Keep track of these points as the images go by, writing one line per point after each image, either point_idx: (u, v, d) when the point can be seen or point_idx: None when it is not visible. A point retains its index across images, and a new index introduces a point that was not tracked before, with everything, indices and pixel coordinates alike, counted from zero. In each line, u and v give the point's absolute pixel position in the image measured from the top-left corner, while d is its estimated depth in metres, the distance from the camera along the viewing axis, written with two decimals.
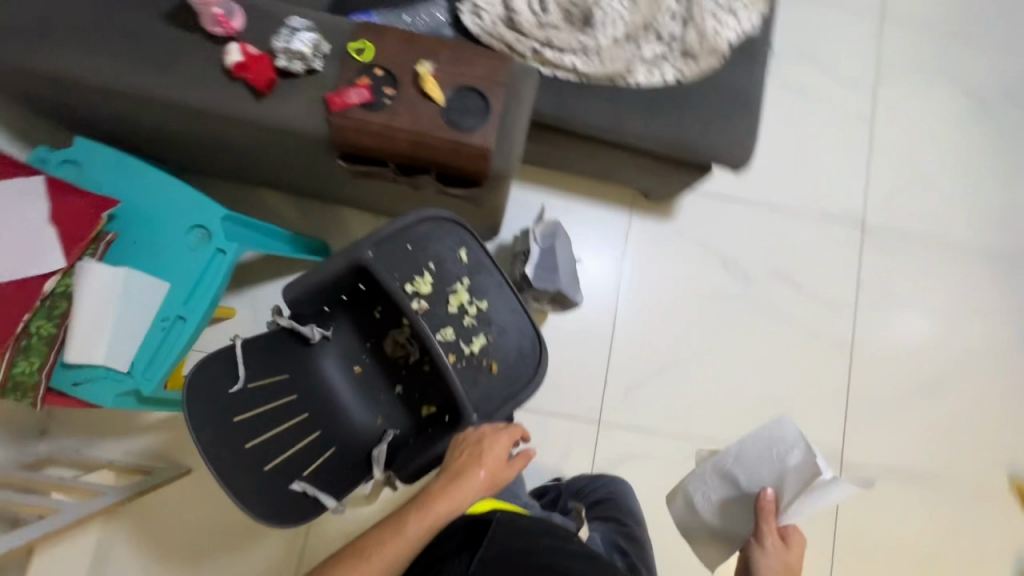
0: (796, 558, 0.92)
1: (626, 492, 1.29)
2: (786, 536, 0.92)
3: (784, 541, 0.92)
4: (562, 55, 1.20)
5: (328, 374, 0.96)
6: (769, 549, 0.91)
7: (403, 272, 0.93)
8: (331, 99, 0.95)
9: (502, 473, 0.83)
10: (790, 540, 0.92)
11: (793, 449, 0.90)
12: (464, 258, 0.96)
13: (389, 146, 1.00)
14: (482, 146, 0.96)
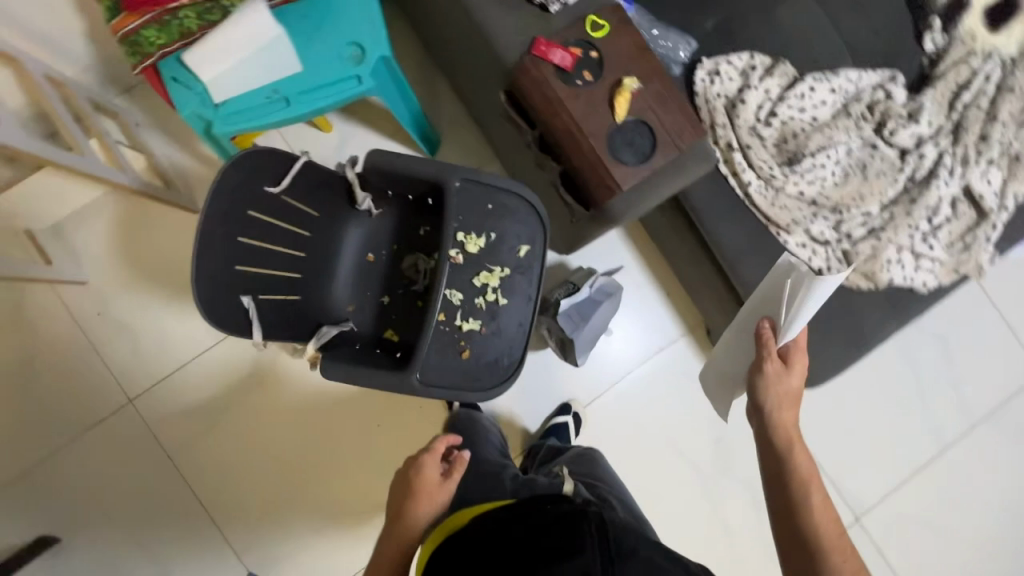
0: (796, 379, 0.97)
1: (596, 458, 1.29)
2: (793, 355, 0.98)
3: (785, 363, 0.98)
4: (747, 170, 1.15)
5: (347, 242, 0.99)
6: (771, 371, 0.97)
7: (469, 219, 0.91)
8: (538, 44, 0.94)
9: (441, 488, 0.94)
10: (795, 358, 0.98)
11: (792, 275, 1.02)
12: (522, 252, 0.94)
13: (549, 116, 0.97)
14: (614, 181, 0.94)
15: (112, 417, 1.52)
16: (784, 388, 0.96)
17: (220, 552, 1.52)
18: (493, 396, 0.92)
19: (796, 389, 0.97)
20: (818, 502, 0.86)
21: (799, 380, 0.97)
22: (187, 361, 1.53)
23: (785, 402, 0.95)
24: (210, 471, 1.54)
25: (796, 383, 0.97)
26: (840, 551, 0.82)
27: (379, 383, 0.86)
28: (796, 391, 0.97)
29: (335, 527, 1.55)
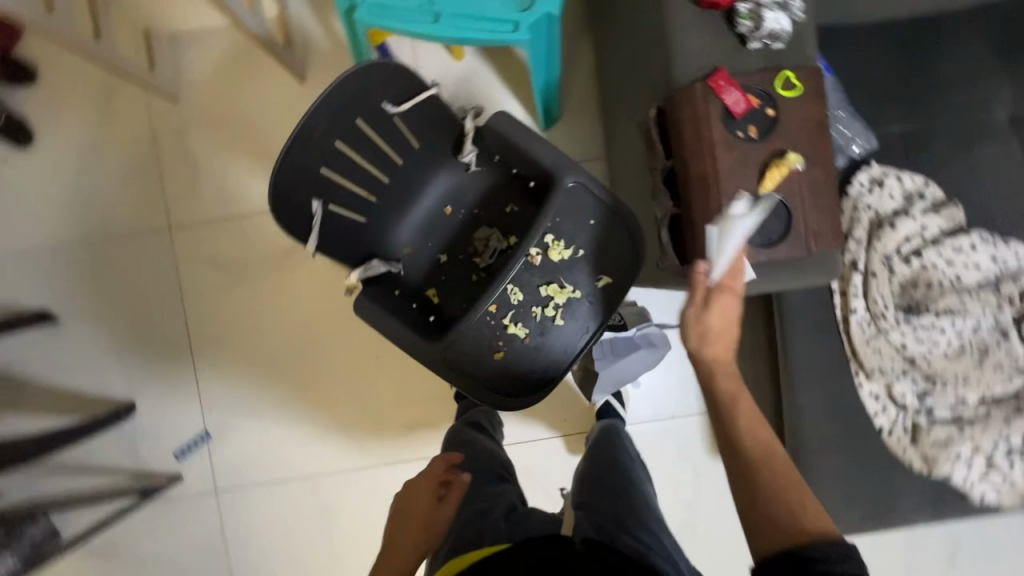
0: (718, 316, 0.81)
1: (625, 439, 1.17)
2: (724, 276, 0.81)
3: (707, 302, 0.81)
4: (859, 298, 1.05)
5: (433, 186, 0.93)
6: (690, 312, 0.81)
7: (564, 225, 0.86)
8: (718, 76, 0.84)
9: (435, 516, 0.92)
10: (722, 285, 0.81)
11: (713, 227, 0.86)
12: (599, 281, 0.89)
13: (691, 154, 0.87)
14: (726, 252, 0.84)
15: (147, 234, 1.54)
16: (705, 326, 0.81)
17: (188, 401, 1.56)
18: (506, 407, 0.87)
19: (721, 323, 0.81)
20: (771, 458, 0.78)
21: (728, 306, 0.81)
22: (233, 215, 1.53)
23: (705, 340, 0.80)
24: (211, 324, 1.56)
25: (722, 317, 0.81)
26: (789, 501, 0.74)
27: (405, 343, 0.82)
28: (726, 328, 0.81)
29: (296, 429, 1.56)
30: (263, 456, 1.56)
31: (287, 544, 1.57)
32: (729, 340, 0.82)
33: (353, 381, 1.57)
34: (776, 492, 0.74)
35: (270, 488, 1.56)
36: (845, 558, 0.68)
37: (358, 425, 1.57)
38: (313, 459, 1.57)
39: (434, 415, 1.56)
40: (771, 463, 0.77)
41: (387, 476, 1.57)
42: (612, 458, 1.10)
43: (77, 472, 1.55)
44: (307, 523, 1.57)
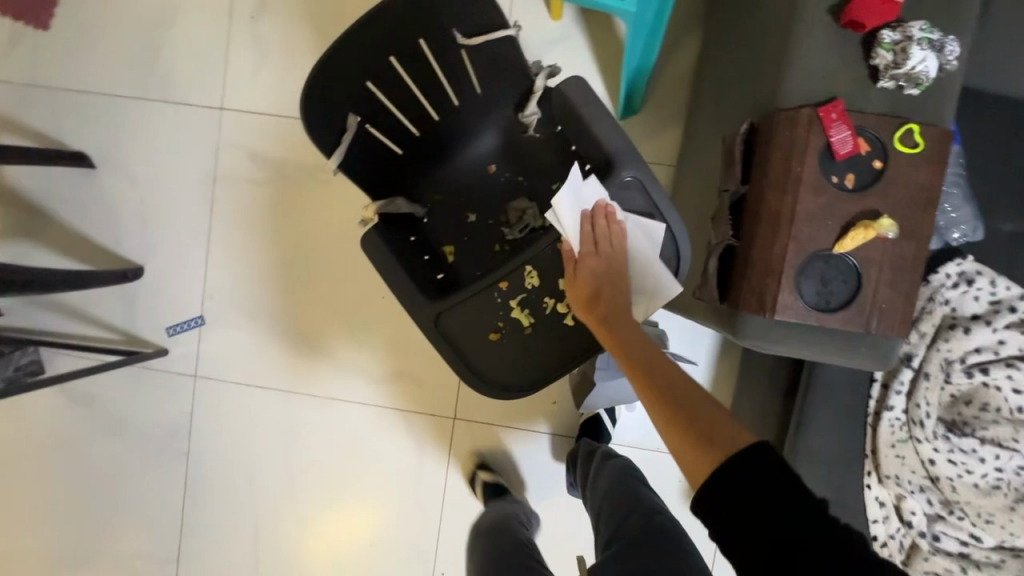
0: (595, 281, 0.75)
1: (630, 480, 1.06)
2: (586, 242, 0.76)
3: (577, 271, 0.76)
4: (899, 397, 0.94)
5: (484, 138, 0.85)
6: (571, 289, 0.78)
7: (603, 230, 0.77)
8: (831, 107, 0.73)
9: None
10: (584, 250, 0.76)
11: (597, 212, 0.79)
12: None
13: (772, 185, 0.76)
14: (773, 304, 0.75)
15: (198, 108, 1.51)
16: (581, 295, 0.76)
17: (193, 282, 1.56)
18: (483, 392, 0.82)
19: (602, 288, 0.75)
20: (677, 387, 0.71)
21: (597, 267, 0.75)
22: (285, 113, 1.49)
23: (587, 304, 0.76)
24: (235, 215, 1.54)
25: (600, 282, 0.75)
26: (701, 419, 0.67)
27: (404, 294, 0.77)
28: (612, 293, 0.75)
29: (286, 342, 1.55)
30: (247, 356, 1.56)
31: (246, 446, 1.58)
32: (621, 295, 0.76)
33: (353, 312, 1.54)
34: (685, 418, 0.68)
35: (245, 389, 1.57)
36: (758, 454, 0.61)
37: (346, 356, 1.55)
38: (293, 375, 1.56)
39: (421, 370, 1.53)
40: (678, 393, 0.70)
41: (358, 414, 1.55)
42: (622, 505, 1.01)
43: (73, 316, 1.58)
44: (270, 433, 1.57)
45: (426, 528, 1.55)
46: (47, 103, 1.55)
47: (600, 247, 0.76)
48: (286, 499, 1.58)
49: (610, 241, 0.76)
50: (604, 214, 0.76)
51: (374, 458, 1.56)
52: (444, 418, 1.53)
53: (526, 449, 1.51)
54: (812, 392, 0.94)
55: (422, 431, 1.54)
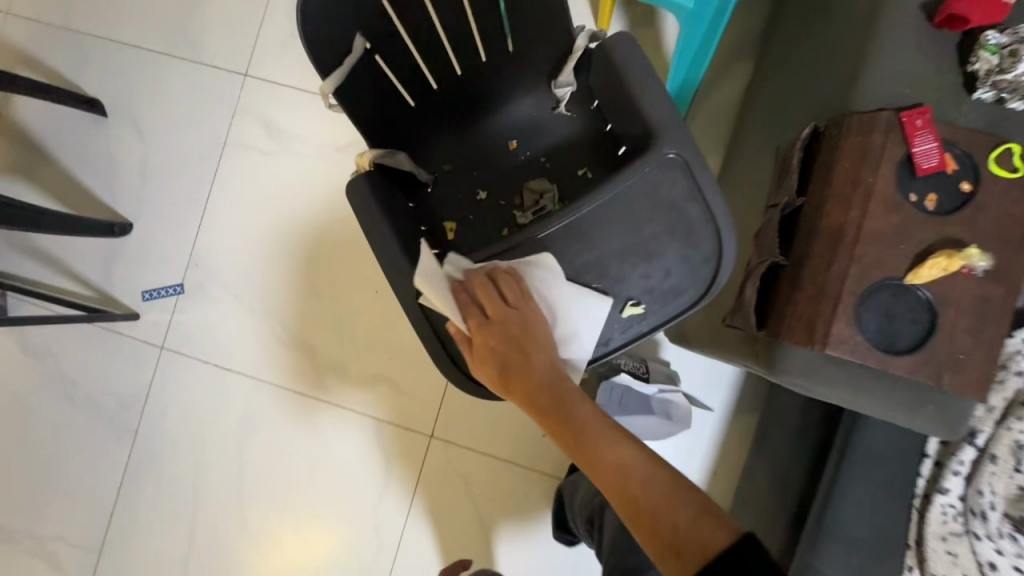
0: (503, 351, 0.63)
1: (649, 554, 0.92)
2: (475, 311, 0.64)
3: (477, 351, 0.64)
4: (956, 480, 0.80)
5: (508, 109, 0.77)
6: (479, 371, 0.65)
7: (629, 224, 0.65)
8: (918, 113, 0.62)
9: None
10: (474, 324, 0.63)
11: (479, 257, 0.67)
12: (627, 305, 0.69)
13: (835, 196, 0.65)
14: (824, 336, 0.62)
15: (222, 72, 1.47)
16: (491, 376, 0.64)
17: (179, 248, 1.47)
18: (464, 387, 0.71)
19: (512, 360, 0.63)
20: (622, 459, 0.60)
21: (498, 334, 0.63)
22: (309, 89, 1.43)
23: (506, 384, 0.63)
24: (238, 184, 1.47)
25: (507, 353, 0.63)
26: (653, 507, 0.56)
27: (386, 261, 0.65)
28: (523, 364, 0.63)
29: (263, 325, 1.44)
30: (220, 336, 1.44)
31: (200, 434, 1.44)
32: (537, 360, 0.63)
33: (342, 304, 1.42)
34: (637, 507, 0.57)
35: (212, 370, 1.44)
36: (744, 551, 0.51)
37: (325, 350, 1.42)
38: (264, 362, 1.43)
39: (404, 378, 1.40)
40: (624, 471, 0.59)
41: (326, 416, 1.41)
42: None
43: (49, 264, 1.49)
44: (228, 424, 1.43)
45: (379, 558, 1.37)
46: (74, 47, 1.52)
47: (494, 309, 0.64)
48: (230, 499, 1.42)
49: (499, 303, 0.64)
50: (484, 271, 0.66)
51: (335, 469, 1.40)
52: (420, 435, 1.38)
53: (506, 484, 1.35)
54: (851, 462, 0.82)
55: (392, 445, 1.38)
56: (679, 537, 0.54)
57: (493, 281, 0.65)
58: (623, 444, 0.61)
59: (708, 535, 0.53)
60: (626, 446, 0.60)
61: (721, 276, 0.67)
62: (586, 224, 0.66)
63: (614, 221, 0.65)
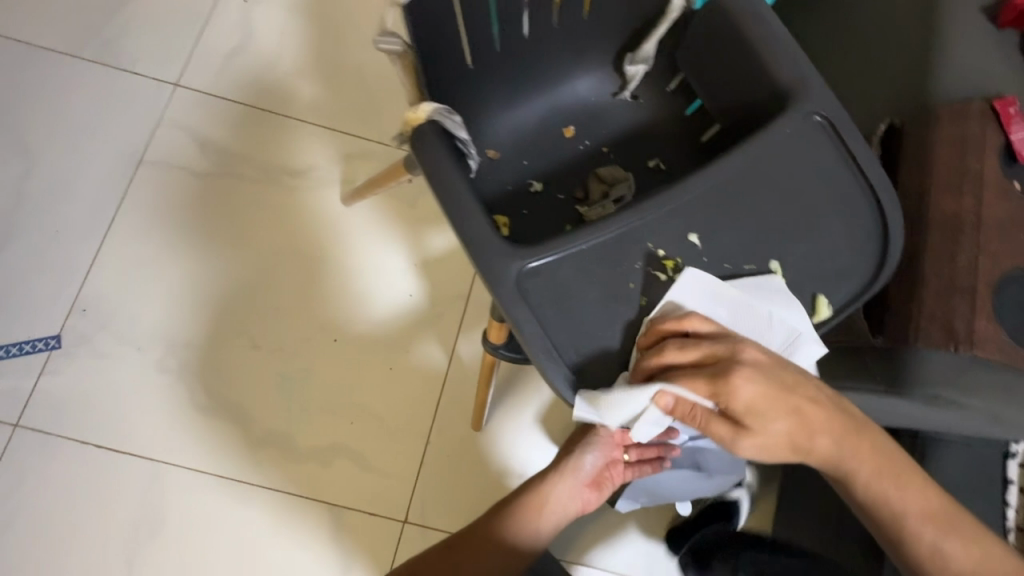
0: (781, 416, 0.49)
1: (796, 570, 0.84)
2: (704, 371, 0.48)
3: (739, 427, 0.49)
4: None
5: (566, 90, 0.66)
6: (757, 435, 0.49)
7: (779, 189, 0.52)
8: (1008, 101, 0.61)
9: (554, 479, 0.80)
10: (726, 390, 0.47)
11: (587, 243, 0.52)
12: (814, 305, 0.52)
13: (945, 182, 0.60)
14: (969, 335, 0.55)
15: (145, 80, 1.22)
16: (773, 442, 0.50)
17: (62, 288, 1.11)
18: (581, 409, 0.50)
19: (792, 427, 0.50)
20: (895, 490, 0.55)
21: (762, 396, 0.47)
22: (260, 105, 1.23)
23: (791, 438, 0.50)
24: (154, 211, 1.17)
25: (785, 416, 0.49)
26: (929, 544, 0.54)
27: (467, 232, 0.50)
28: (802, 421, 0.50)
29: (176, 385, 1.09)
30: (110, 404, 1.07)
31: (68, 549, 1.01)
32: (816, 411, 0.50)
33: (290, 355, 1.13)
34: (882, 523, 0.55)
35: (94, 453, 1.05)
36: None
37: (263, 417, 1.10)
38: (175, 434, 1.07)
39: (369, 448, 1.11)
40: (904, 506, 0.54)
41: (258, 507, 1.06)
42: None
43: None
44: (114, 531, 1.03)
45: None
46: None
47: (729, 360, 0.48)
48: None
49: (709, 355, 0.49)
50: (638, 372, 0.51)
51: None
52: (392, 521, 1.08)
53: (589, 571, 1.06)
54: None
55: (354, 534, 1.07)
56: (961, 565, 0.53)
57: (693, 325, 0.49)
58: (889, 476, 0.55)
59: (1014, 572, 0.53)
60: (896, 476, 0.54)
61: (894, 256, 0.52)
62: (724, 191, 0.53)
63: (764, 187, 0.52)
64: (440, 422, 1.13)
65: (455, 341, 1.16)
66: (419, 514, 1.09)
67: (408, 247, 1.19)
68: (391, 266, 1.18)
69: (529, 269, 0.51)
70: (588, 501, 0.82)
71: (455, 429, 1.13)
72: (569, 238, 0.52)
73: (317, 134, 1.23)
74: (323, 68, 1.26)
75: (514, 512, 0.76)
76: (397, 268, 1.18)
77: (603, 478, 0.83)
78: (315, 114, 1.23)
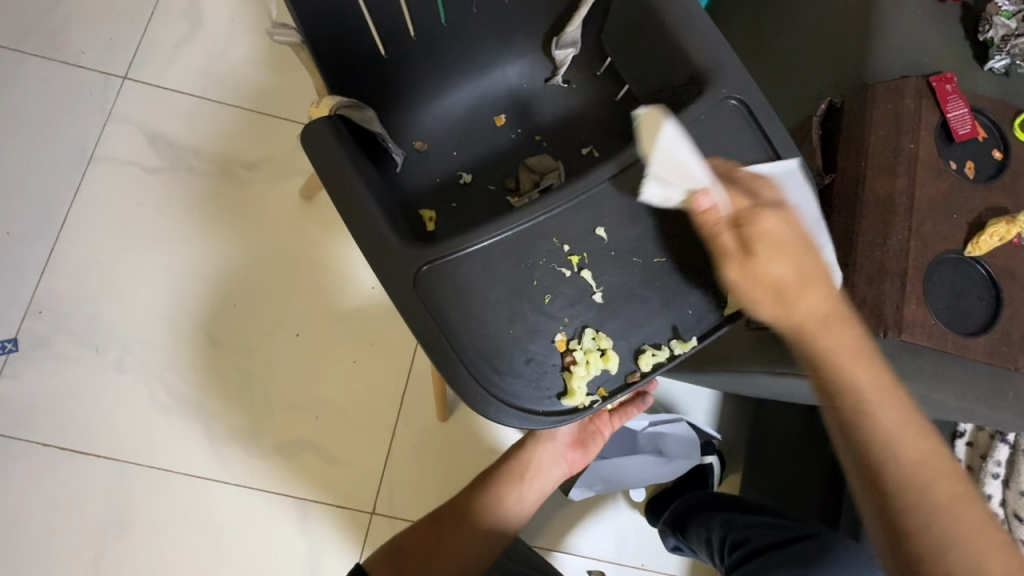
0: (789, 265, 0.50)
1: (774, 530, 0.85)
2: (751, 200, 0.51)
3: (747, 251, 0.49)
4: (995, 476, 0.78)
5: (495, 77, 0.66)
6: (742, 272, 0.50)
7: None
8: (947, 78, 0.60)
9: (531, 448, 0.79)
10: (755, 215, 0.50)
11: (499, 234, 0.53)
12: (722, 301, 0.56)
13: (879, 161, 0.59)
14: (897, 319, 0.54)
15: (91, 73, 1.19)
16: (752, 287, 0.50)
17: (16, 291, 1.10)
18: (481, 410, 0.51)
19: (795, 283, 0.50)
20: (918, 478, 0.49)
21: (784, 232, 0.50)
22: (211, 96, 1.20)
23: (774, 302, 0.51)
24: (106, 208, 1.15)
25: (791, 265, 0.50)
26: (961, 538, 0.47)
27: (366, 235, 0.50)
28: (796, 271, 0.50)
29: (137, 384, 1.09)
30: (70, 406, 1.07)
31: (35, 550, 1.02)
32: (821, 292, 0.52)
33: (252, 351, 1.12)
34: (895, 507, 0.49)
35: (56, 455, 1.05)
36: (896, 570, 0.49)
37: (227, 413, 1.09)
38: (137, 433, 1.07)
39: (333, 441, 1.10)
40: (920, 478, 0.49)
41: (224, 503, 1.07)
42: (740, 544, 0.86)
43: None
44: (80, 531, 1.03)
45: None
46: None
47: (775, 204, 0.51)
48: None
49: (767, 187, 0.52)
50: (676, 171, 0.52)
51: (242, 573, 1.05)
52: (359, 512, 1.09)
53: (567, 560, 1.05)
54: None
55: (322, 526, 1.08)
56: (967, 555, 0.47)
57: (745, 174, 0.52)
58: (897, 427, 0.50)
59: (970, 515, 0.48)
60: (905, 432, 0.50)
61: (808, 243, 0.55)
62: (637, 180, 0.55)
63: None
64: (405, 414, 1.13)
65: None
66: (386, 505, 1.09)
67: None
68: (351, 257, 1.17)
69: (430, 267, 0.52)
70: (576, 462, 0.83)
71: (421, 419, 1.13)
72: (482, 230, 0.53)
73: (272, 125, 1.20)
74: (277, 57, 1.22)
75: (498, 487, 0.76)
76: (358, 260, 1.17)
77: (587, 437, 0.84)
78: (270, 104, 1.20)
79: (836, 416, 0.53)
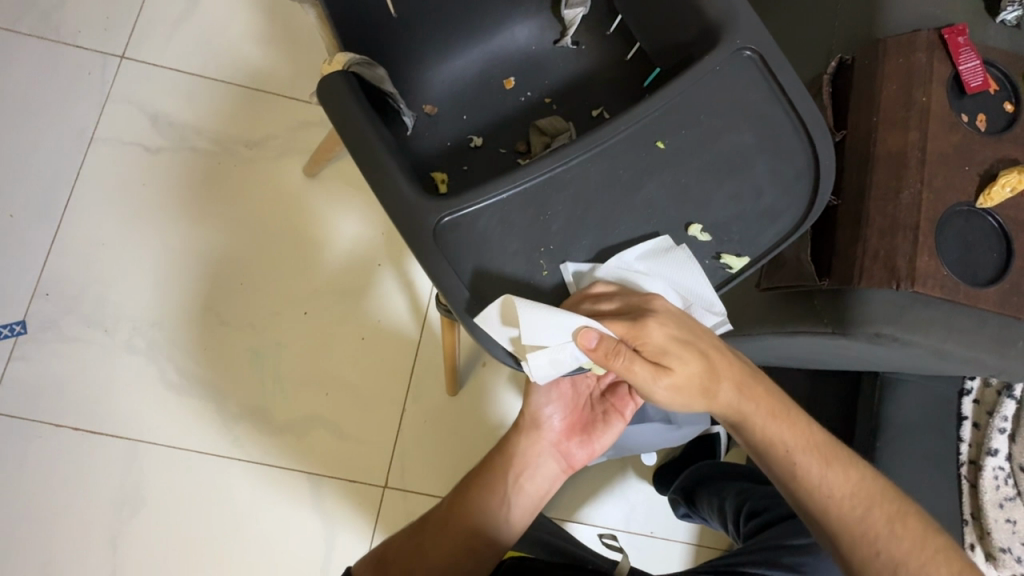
0: (692, 358, 0.52)
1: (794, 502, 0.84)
2: (624, 317, 0.51)
3: (660, 369, 0.52)
4: (1000, 430, 0.79)
5: (504, 40, 0.67)
6: (668, 385, 0.53)
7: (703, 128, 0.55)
8: (959, 30, 0.60)
9: (518, 443, 0.76)
10: (642, 332, 0.51)
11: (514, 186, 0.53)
12: (725, 261, 0.55)
13: (891, 112, 0.59)
14: (911, 271, 0.54)
15: (88, 53, 1.17)
16: (679, 392, 0.54)
17: (22, 273, 1.10)
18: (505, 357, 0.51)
19: (709, 375, 0.54)
20: (860, 517, 0.59)
21: (676, 327, 0.52)
22: (211, 75, 1.19)
23: (700, 396, 0.55)
24: (108, 189, 1.14)
25: (697, 359, 0.53)
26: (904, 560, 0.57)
27: (384, 187, 0.51)
28: (705, 368, 0.54)
29: (146, 364, 1.09)
30: (82, 387, 1.07)
31: (53, 527, 1.04)
32: (733, 368, 0.56)
33: (261, 329, 1.13)
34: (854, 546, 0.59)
35: (70, 435, 1.06)
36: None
37: (238, 391, 1.10)
38: (149, 412, 1.08)
39: (345, 416, 1.12)
40: (863, 523, 0.58)
41: (238, 479, 1.08)
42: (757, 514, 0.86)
43: None
44: (97, 509, 1.04)
45: None
46: None
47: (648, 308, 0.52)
48: None
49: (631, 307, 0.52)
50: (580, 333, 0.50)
51: (256, 547, 1.07)
52: (371, 486, 1.10)
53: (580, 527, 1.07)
54: (886, 444, 0.74)
55: (334, 499, 1.09)
56: (917, 557, 0.57)
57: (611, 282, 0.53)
58: (829, 476, 0.59)
59: (910, 533, 0.58)
60: (838, 478, 0.59)
61: (823, 192, 0.55)
62: (651, 132, 0.55)
63: (690, 128, 0.55)
64: (415, 388, 1.13)
65: (426, 303, 1.15)
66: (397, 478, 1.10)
67: (374, 215, 1.18)
68: (356, 232, 1.17)
69: (447, 219, 0.52)
70: (574, 457, 0.77)
71: (430, 393, 1.13)
72: (497, 182, 0.53)
73: (273, 102, 1.19)
74: (275, 32, 1.21)
75: (483, 488, 0.73)
76: (363, 235, 1.17)
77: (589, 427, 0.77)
78: (270, 80, 1.19)
79: (776, 476, 0.62)
